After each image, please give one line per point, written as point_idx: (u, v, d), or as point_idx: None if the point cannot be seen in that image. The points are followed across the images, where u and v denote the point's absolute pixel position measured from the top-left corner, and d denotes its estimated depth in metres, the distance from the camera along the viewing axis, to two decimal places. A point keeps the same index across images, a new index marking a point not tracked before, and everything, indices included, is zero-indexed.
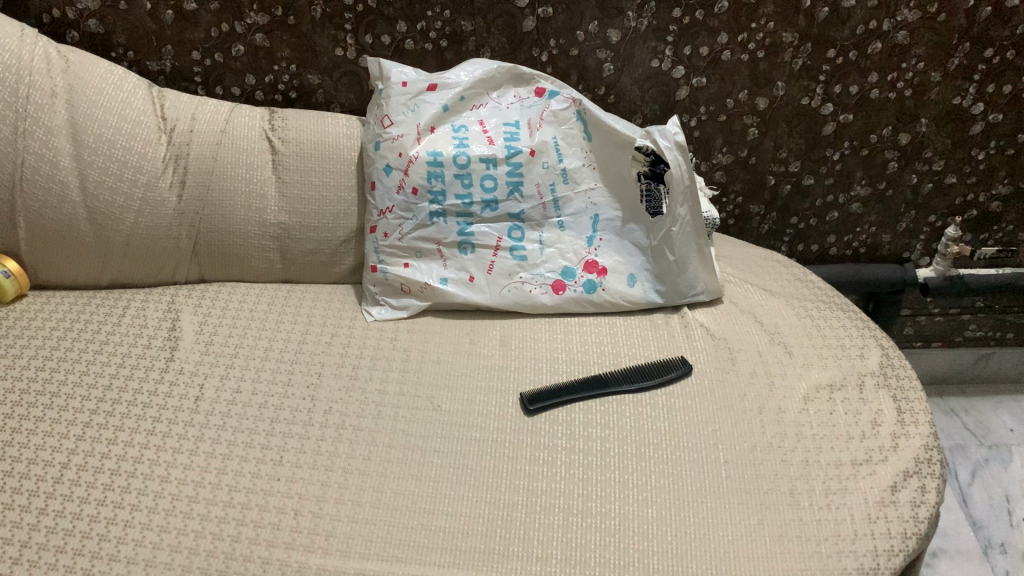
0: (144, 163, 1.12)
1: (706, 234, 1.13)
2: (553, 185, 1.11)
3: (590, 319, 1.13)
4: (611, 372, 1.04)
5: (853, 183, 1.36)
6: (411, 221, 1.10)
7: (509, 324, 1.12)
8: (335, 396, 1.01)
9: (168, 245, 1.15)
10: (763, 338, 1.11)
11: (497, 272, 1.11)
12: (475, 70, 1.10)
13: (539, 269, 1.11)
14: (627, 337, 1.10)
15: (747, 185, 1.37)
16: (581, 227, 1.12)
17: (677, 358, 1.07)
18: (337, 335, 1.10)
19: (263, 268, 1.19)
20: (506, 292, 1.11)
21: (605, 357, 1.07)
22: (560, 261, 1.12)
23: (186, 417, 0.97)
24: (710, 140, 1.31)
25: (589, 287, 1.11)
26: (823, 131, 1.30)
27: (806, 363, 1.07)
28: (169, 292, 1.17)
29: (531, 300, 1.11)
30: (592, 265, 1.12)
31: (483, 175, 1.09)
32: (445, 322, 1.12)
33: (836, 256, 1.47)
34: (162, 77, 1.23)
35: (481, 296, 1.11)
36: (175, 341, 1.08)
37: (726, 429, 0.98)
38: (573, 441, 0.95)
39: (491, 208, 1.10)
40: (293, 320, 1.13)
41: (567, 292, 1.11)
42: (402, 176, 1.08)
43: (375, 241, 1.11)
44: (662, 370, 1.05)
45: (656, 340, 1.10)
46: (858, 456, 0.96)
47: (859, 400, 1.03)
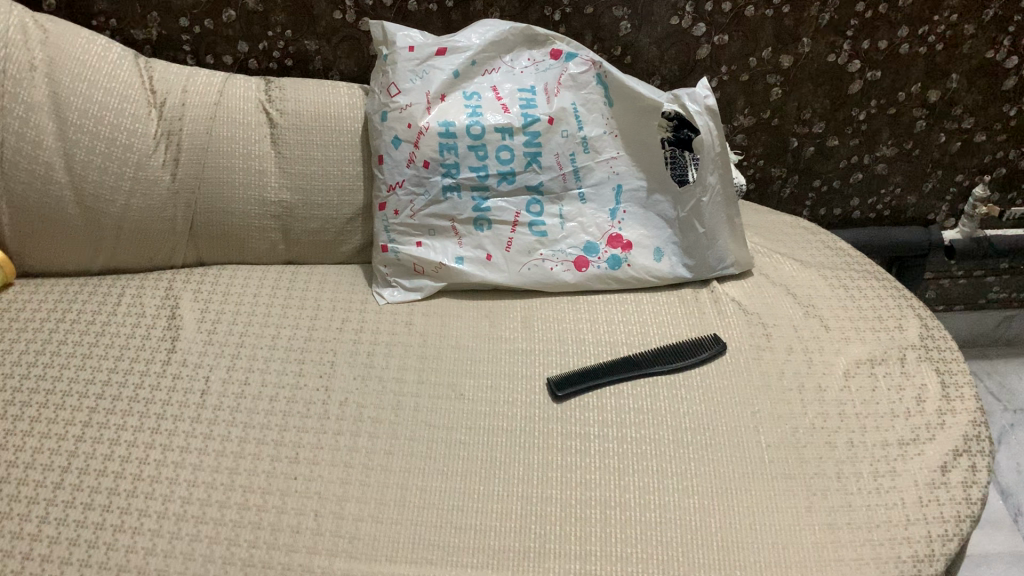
0: (133, 140, 1.04)
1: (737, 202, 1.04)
2: (573, 155, 1.04)
3: (616, 297, 1.05)
4: (641, 355, 0.97)
5: (880, 144, 1.30)
6: (423, 196, 1.03)
7: (529, 305, 1.05)
8: (350, 385, 0.95)
9: (164, 226, 1.08)
10: (798, 310, 1.04)
11: (515, 250, 1.04)
12: (487, 32, 1.03)
13: (559, 245, 1.04)
14: (654, 314, 1.03)
15: (769, 148, 1.30)
16: (603, 200, 1.05)
17: (709, 336, 1.00)
18: (348, 320, 1.03)
19: (264, 249, 1.12)
20: (525, 271, 1.04)
21: (633, 337, 1.00)
22: (582, 236, 1.04)
23: (193, 413, 0.91)
24: (731, 101, 1.24)
25: (613, 263, 1.04)
26: (849, 89, 1.23)
27: (844, 338, 1.02)
28: (165, 277, 1.10)
29: (552, 278, 1.04)
30: (616, 240, 1.04)
31: (498, 146, 1.02)
32: (460, 304, 1.05)
33: (859, 220, 1.41)
34: (148, 46, 1.14)
35: (499, 275, 1.04)
36: (175, 331, 1.01)
37: (766, 410, 0.92)
38: (607, 429, 0.90)
39: (508, 181, 1.03)
40: (301, 305, 1.06)
41: (590, 269, 1.04)
42: (412, 149, 1.01)
43: (385, 219, 1.04)
44: (693, 350, 0.98)
45: (686, 316, 1.03)
46: (904, 436, 0.92)
47: (901, 375, 0.98)
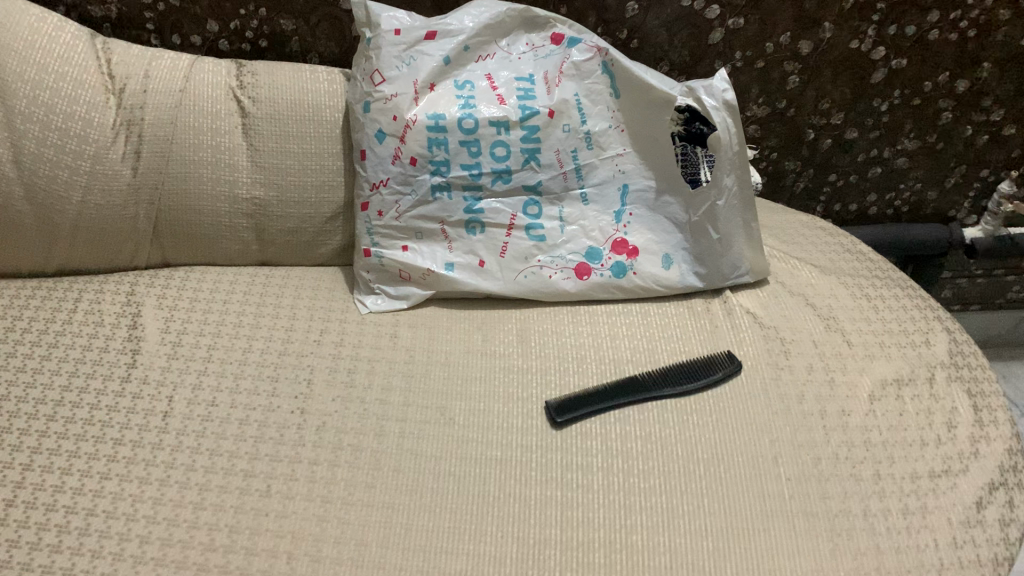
0: (90, 130, 0.94)
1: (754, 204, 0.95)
2: (576, 152, 0.95)
3: (620, 308, 0.96)
4: (648, 376, 0.89)
5: (901, 136, 1.21)
6: (409, 197, 0.93)
7: (525, 316, 0.96)
8: (329, 408, 0.86)
9: (125, 225, 0.98)
10: (818, 323, 0.96)
11: (510, 256, 0.95)
12: (481, 13, 0.93)
13: (559, 251, 0.95)
14: (662, 328, 0.94)
15: (783, 140, 1.21)
16: (607, 201, 0.96)
17: (722, 354, 0.91)
18: (327, 332, 0.94)
19: (235, 249, 1.03)
20: (521, 279, 0.95)
21: (639, 355, 0.91)
22: (584, 241, 0.95)
23: (155, 438, 0.82)
24: (745, 90, 1.15)
25: (618, 270, 0.95)
26: (872, 78, 1.14)
27: (868, 355, 0.93)
28: (128, 279, 1.01)
29: (551, 287, 0.95)
30: (621, 245, 0.95)
31: (493, 142, 0.93)
32: (451, 314, 0.96)
33: (875, 216, 1.32)
34: (108, 24, 1.04)
35: (493, 283, 0.95)
36: (137, 343, 0.92)
37: (785, 438, 0.84)
38: (611, 460, 0.81)
39: (503, 180, 0.94)
40: (275, 314, 0.97)
41: (593, 277, 0.95)
42: (398, 144, 0.92)
43: (368, 221, 0.95)
44: (705, 370, 0.89)
45: (696, 331, 0.94)
46: (935, 467, 0.84)
47: (930, 397, 0.90)
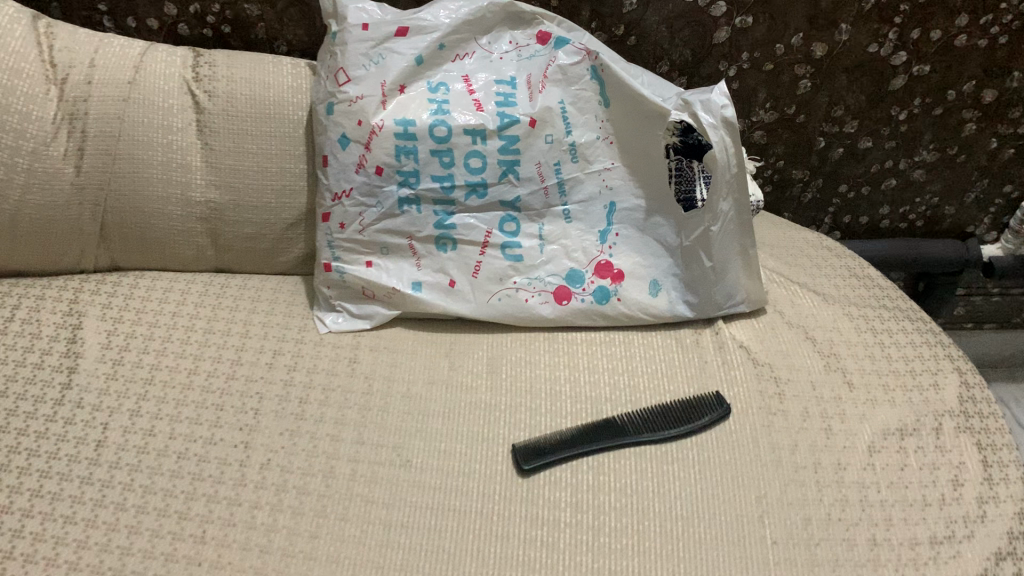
0: (27, 125, 0.85)
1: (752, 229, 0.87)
2: (559, 165, 0.86)
3: (602, 338, 0.89)
4: (627, 419, 0.81)
5: (919, 147, 1.12)
6: (374, 209, 0.85)
7: (498, 343, 0.88)
8: (275, 443, 0.79)
9: (68, 226, 0.90)
10: (816, 361, 0.88)
11: (484, 276, 0.86)
12: (459, 8, 0.84)
13: (537, 273, 0.87)
14: (646, 362, 0.86)
15: (791, 148, 1.12)
16: (592, 219, 0.88)
17: (710, 395, 0.83)
18: (281, 354, 0.86)
19: (189, 255, 0.95)
20: (495, 302, 0.86)
21: (619, 394, 0.83)
22: (565, 262, 0.87)
23: (84, 471, 0.75)
24: (751, 93, 1.05)
25: (601, 296, 0.86)
26: (890, 85, 1.04)
27: (869, 400, 0.86)
28: (73, 284, 0.93)
29: (527, 311, 0.86)
30: (605, 268, 0.87)
31: (468, 152, 0.84)
32: (417, 338, 0.89)
33: (886, 229, 1.23)
34: (56, 4, 0.95)
35: (463, 305, 0.87)
36: (74, 360, 0.84)
37: (774, 495, 0.77)
38: (581, 515, 0.74)
39: (478, 193, 0.85)
40: (227, 330, 0.89)
41: (573, 302, 0.86)
42: (363, 151, 0.83)
43: (329, 233, 0.86)
44: (689, 414, 0.81)
45: (683, 367, 0.86)
46: (937, 532, 0.75)
47: (935, 450, 0.82)
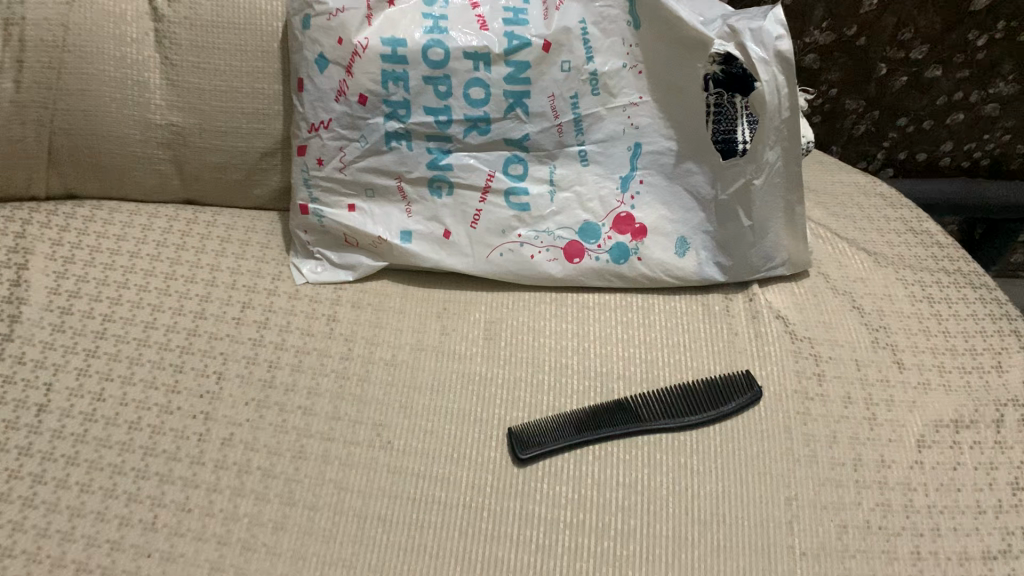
0: None
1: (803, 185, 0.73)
2: (576, 98, 0.73)
3: (617, 301, 0.78)
4: (640, 402, 0.70)
5: (997, 79, 0.96)
6: (357, 144, 0.73)
7: (497, 304, 0.77)
8: (239, 416, 0.69)
9: (11, 149, 0.79)
10: (864, 337, 0.77)
11: (484, 227, 0.75)
12: None
13: (545, 224, 0.75)
14: (667, 333, 0.75)
15: (847, 75, 0.97)
16: (612, 163, 0.75)
17: (738, 376, 0.72)
18: (250, 307, 0.76)
19: (152, 183, 0.83)
20: (495, 257, 0.75)
21: (634, 371, 0.72)
22: (578, 213, 0.75)
23: (22, 441, 0.66)
24: (807, 10, 0.91)
25: (618, 254, 0.75)
26: (972, 5, 0.89)
27: (921, 384, 0.74)
28: (23, 212, 0.82)
29: (532, 269, 0.75)
30: (624, 222, 0.75)
31: (468, 80, 0.71)
32: (405, 294, 0.78)
33: (947, 168, 1.08)
34: None
35: (458, 259, 0.75)
36: (17, 307, 0.74)
37: (806, 498, 0.66)
38: (583, 515, 0.64)
39: (479, 130, 0.73)
40: (192, 275, 0.78)
41: (586, 260, 0.75)
42: (344, 75, 0.70)
43: (305, 168, 0.74)
44: (714, 398, 0.70)
45: (710, 339, 0.75)
46: (992, 547, 0.65)
47: (996, 446, 0.70)
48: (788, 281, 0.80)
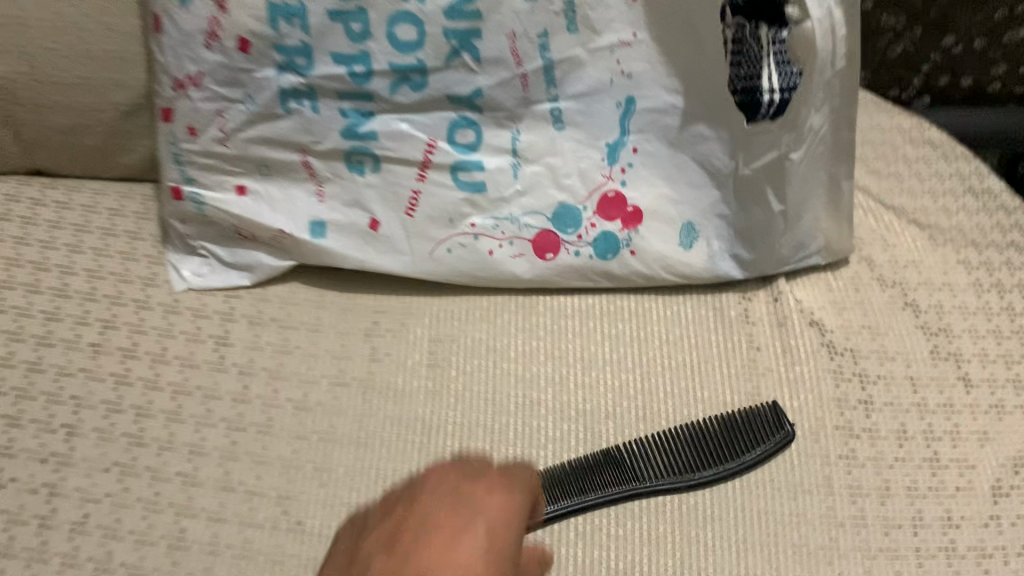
0: None
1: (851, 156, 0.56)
2: (545, 37, 0.52)
3: (602, 308, 0.59)
4: (634, 454, 0.53)
5: None
6: (243, 106, 0.53)
7: (444, 317, 0.58)
8: (96, 489, 0.50)
9: None
10: (921, 345, 0.59)
11: (423, 215, 0.55)
12: None
13: (506, 210, 0.56)
14: (669, 352, 0.57)
15: None
16: (596, 126, 0.55)
17: (765, 411, 0.55)
18: (113, 329, 0.56)
19: None
20: (440, 254, 0.56)
21: (628, 408, 0.55)
22: (550, 193, 0.56)
23: None
24: None
25: (604, 248, 0.56)
26: None
27: (994, 407, 0.57)
28: None
29: (490, 269, 0.56)
30: (612, 205, 0.56)
31: (393, 16, 0.51)
32: (321, 303, 0.58)
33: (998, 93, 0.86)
34: None
35: (388, 258, 0.56)
36: None
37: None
38: None
39: (412, 84, 0.53)
40: (32, 281, 0.58)
41: (562, 257, 0.56)
42: (215, 11, 0.50)
43: (172, 139, 0.54)
44: (731, 445, 0.54)
45: (725, 360, 0.57)
46: None
47: None
48: (823, 272, 0.62)
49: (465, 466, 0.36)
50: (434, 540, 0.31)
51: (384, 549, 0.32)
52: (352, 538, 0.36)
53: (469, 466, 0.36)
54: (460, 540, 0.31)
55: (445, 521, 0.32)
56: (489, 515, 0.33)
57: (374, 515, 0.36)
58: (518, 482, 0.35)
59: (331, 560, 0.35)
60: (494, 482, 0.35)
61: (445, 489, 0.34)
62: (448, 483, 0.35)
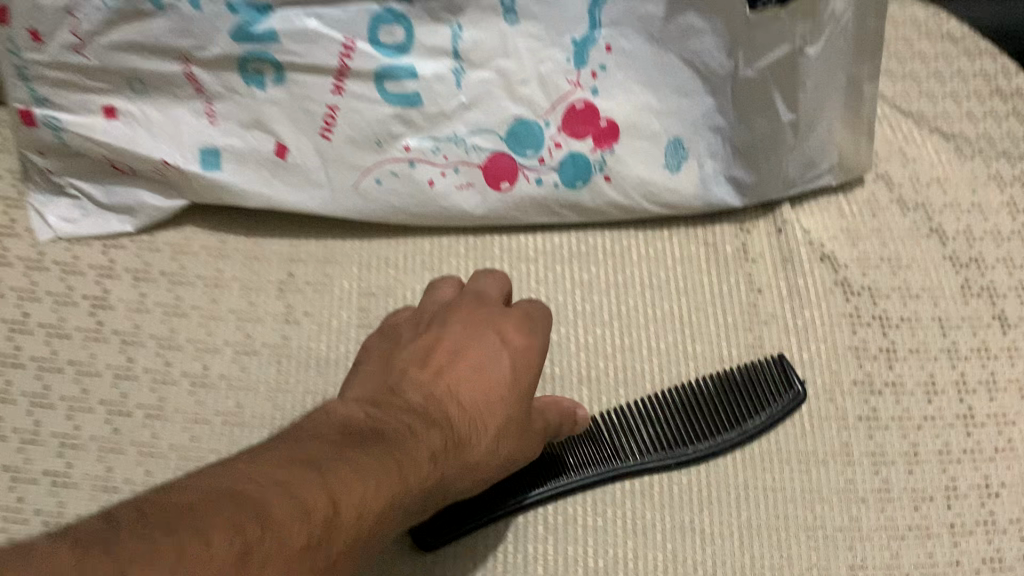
0: None
1: (875, 52, 0.44)
2: None
3: (572, 250, 0.48)
4: (611, 426, 0.44)
5: None
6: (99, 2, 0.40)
7: (378, 266, 0.47)
8: None
9: None
10: (949, 279, 0.49)
11: (344, 137, 0.44)
12: None
13: (449, 129, 0.45)
14: (651, 297, 0.47)
15: None
16: (560, 19, 0.43)
17: (769, 366, 0.45)
18: None
19: None
20: (369, 187, 0.45)
21: (605, 369, 0.46)
22: (503, 106, 0.45)
23: None
24: None
25: (571, 173, 0.46)
26: None
27: None
28: None
29: (431, 203, 0.46)
30: (580, 119, 0.45)
31: None
32: (223, 253, 0.47)
33: None
34: None
35: (306, 194, 0.45)
36: None
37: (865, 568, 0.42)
38: None
39: None
40: None
41: (518, 185, 0.46)
42: None
43: (11, 49, 0.41)
44: (730, 408, 0.44)
45: (720, 304, 0.47)
46: None
47: None
48: (833, 195, 0.51)
49: (499, 322, 0.41)
50: (466, 360, 0.39)
51: (424, 389, 0.37)
52: (386, 339, 0.41)
53: (506, 326, 0.40)
54: (477, 415, 0.37)
55: (472, 347, 0.40)
56: (508, 401, 0.38)
57: (409, 330, 0.41)
58: (540, 366, 0.40)
59: (364, 364, 0.40)
60: (519, 322, 0.41)
61: (468, 321, 0.41)
62: (484, 339, 0.40)
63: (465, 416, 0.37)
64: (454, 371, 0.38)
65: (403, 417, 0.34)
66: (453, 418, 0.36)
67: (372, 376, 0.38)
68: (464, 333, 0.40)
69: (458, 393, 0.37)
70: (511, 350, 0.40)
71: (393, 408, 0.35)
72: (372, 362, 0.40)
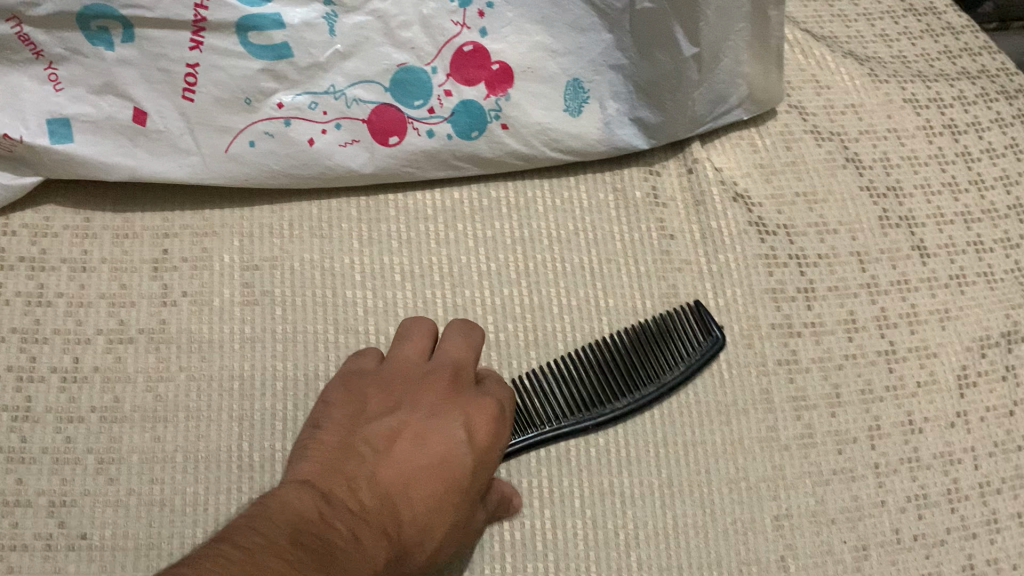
0: None
1: None
2: None
3: (474, 206, 0.45)
4: (523, 389, 0.41)
5: None
6: None
7: (262, 237, 0.43)
8: None
9: None
10: (867, 209, 0.48)
11: (210, 97, 0.40)
12: None
13: (326, 82, 0.41)
14: (558, 250, 0.45)
15: None
16: None
17: (684, 314, 0.43)
18: None
19: None
20: (243, 152, 0.41)
21: (512, 331, 0.43)
22: (384, 52, 0.41)
23: None
24: None
25: (465, 123, 0.42)
26: None
27: (958, 274, 0.47)
28: None
29: (314, 163, 0.42)
30: (469, 63, 0.42)
31: None
32: (89, 232, 0.42)
33: None
34: None
35: (173, 163, 0.41)
36: None
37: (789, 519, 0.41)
38: None
39: None
40: None
41: (408, 139, 0.42)
42: None
43: None
44: (646, 360, 0.42)
45: (631, 253, 0.45)
46: None
47: None
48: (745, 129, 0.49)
49: (470, 409, 0.37)
50: (422, 445, 0.36)
51: (380, 484, 0.34)
52: (349, 392, 0.38)
53: (477, 416, 0.37)
54: (422, 520, 0.34)
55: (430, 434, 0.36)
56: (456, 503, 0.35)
57: (374, 388, 0.38)
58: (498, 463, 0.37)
59: (321, 427, 0.36)
60: (487, 409, 0.37)
61: (432, 405, 0.37)
62: (449, 428, 0.36)
63: (410, 523, 0.33)
64: (412, 458, 0.35)
65: (344, 526, 0.31)
66: (398, 527, 0.33)
67: (325, 452, 0.35)
68: (432, 418, 0.37)
69: (412, 490, 0.34)
70: (474, 440, 0.36)
71: (339, 517, 0.32)
72: (329, 426, 0.36)
